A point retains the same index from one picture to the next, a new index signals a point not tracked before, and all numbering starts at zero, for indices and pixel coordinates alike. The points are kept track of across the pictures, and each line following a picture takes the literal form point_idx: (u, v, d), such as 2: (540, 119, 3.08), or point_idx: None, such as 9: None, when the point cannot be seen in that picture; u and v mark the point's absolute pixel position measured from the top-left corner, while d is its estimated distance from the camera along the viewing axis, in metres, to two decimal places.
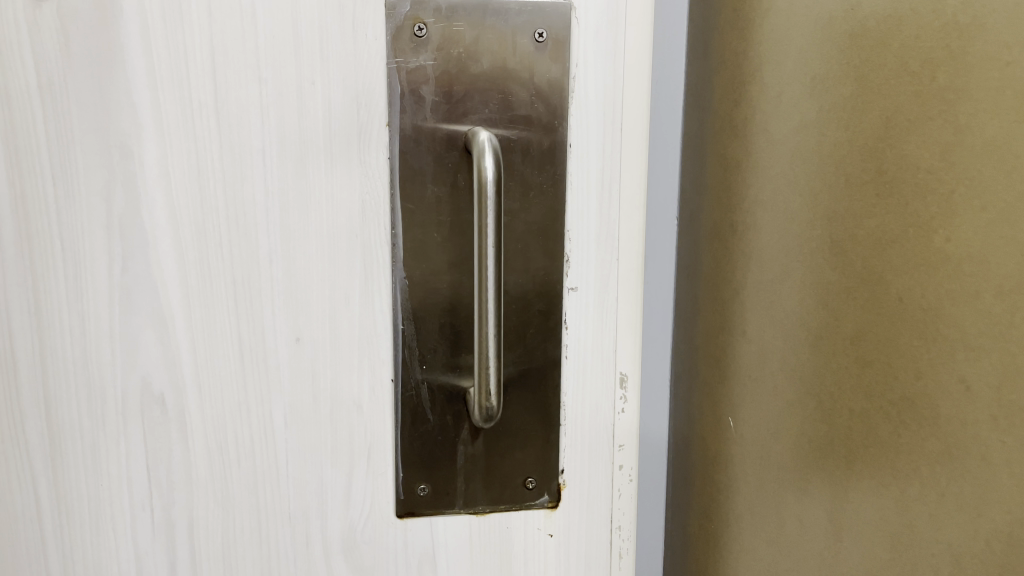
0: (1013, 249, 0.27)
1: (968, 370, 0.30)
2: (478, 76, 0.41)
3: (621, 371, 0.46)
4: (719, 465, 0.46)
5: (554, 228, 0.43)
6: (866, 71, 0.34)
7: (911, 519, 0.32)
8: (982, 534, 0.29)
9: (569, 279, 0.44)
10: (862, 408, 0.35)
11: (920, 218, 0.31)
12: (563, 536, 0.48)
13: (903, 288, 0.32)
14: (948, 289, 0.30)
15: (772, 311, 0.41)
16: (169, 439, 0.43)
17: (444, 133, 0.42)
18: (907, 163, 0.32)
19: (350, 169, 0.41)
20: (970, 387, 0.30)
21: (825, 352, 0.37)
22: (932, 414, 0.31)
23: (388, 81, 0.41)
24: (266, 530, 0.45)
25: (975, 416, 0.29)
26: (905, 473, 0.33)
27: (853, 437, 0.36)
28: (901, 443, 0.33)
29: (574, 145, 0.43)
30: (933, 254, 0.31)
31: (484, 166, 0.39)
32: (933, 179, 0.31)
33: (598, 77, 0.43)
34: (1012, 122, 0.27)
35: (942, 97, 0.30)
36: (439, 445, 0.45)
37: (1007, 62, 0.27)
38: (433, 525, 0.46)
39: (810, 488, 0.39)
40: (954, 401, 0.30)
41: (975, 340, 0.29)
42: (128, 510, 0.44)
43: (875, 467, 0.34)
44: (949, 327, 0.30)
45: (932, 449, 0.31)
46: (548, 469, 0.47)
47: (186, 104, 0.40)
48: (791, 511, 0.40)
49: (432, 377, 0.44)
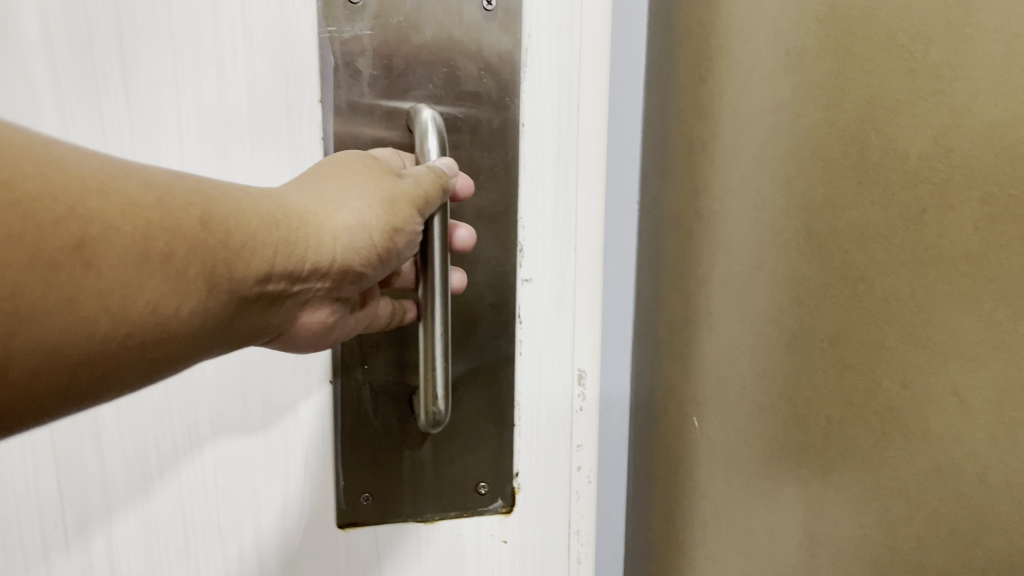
0: (1017, 248, 0.24)
1: (963, 380, 0.27)
2: (421, 48, 0.37)
3: (579, 368, 0.43)
4: (685, 466, 0.44)
5: (505, 215, 0.40)
6: (848, 44, 0.31)
7: (896, 537, 0.30)
8: (979, 562, 0.26)
9: (522, 270, 0.41)
10: (839, 414, 0.33)
11: (910, 209, 0.29)
12: (519, 543, 0.45)
13: (889, 287, 0.30)
14: (942, 289, 0.27)
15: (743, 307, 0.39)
16: (82, 449, 0.39)
17: (384, 109, 0.38)
18: (895, 149, 0.29)
19: (279, 151, 0.37)
20: (966, 399, 0.27)
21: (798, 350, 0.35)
22: (915, 421, 0.29)
23: (320, 51, 0.37)
24: (195, 546, 0.41)
25: (972, 432, 0.26)
26: (887, 488, 0.30)
27: (829, 444, 0.33)
28: (885, 456, 0.30)
29: (527, 124, 0.39)
30: (925, 251, 0.28)
31: (428, 149, 0.35)
32: (924, 166, 0.28)
33: (554, 50, 0.39)
34: (1019, 103, 0.24)
35: (935, 73, 0.27)
36: (384, 450, 0.42)
37: (1014, 34, 0.24)
38: (379, 536, 0.43)
39: (781, 494, 0.36)
40: (942, 410, 0.28)
41: (971, 347, 0.26)
42: (38, 529, 0.39)
43: (852, 477, 0.32)
44: (942, 332, 0.27)
45: (923, 466, 0.28)
46: (501, 472, 0.44)
47: (90, 76, 0.35)
48: (761, 520, 0.38)
49: (375, 378, 0.41)
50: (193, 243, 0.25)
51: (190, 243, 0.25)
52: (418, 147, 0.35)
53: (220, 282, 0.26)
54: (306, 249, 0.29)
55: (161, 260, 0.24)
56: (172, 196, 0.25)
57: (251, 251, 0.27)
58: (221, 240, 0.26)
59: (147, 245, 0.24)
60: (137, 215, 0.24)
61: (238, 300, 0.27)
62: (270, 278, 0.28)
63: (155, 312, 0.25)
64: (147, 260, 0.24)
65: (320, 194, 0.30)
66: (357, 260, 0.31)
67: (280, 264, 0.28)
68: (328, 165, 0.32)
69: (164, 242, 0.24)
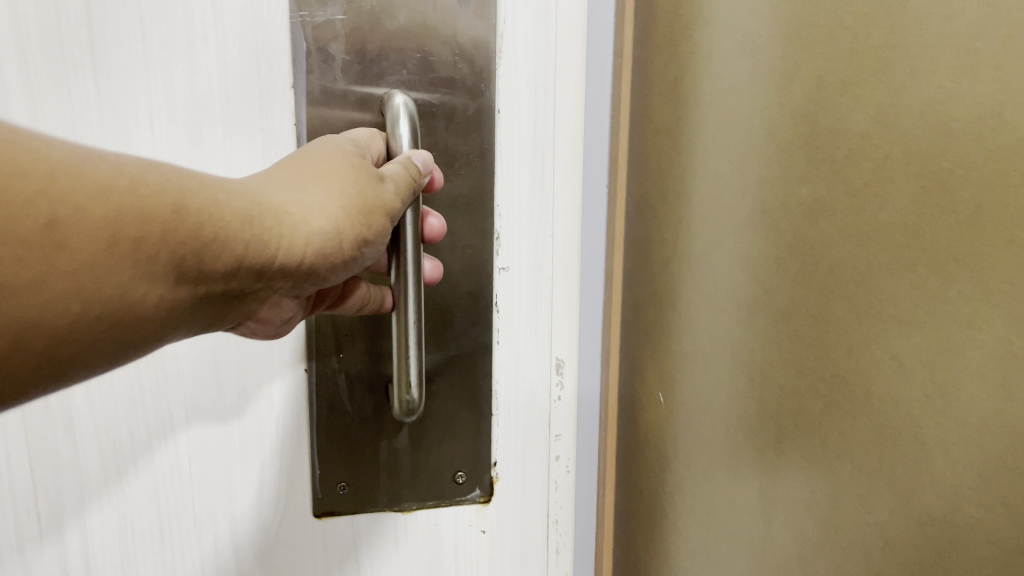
0: (949, 218, 0.24)
1: (900, 345, 0.26)
2: (394, 33, 0.37)
3: (557, 357, 0.43)
4: (648, 443, 0.43)
5: (481, 202, 0.40)
6: (798, 24, 0.30)
7: (840, 504, 0.29)
8: (912, 517, 0.26)
9: (499, 258, 0.41)
10: (795, 384, 0.32)
11: (850, 183, 0.28)
12: (497, 532, 0.45)
13: (834, 258, 0.29)
14: (878, 258, 0.27)
15: (705, 300, 0.38)
16: (54, 438, 0.39)
17: (357, 95, 0.37)
18: (840, 127, 0.28)
19: (251, 137, 0.37)
20: (902, 362, 0.26)
21: (754, 339, 0.34)
22: (860, 385, 0.28)
23: (292, 36, 0.36)
24: (170, 534, 0.41)
25: (907, 394, 0.26)
26: (835, 454, 0.29)
27: (782, 415, 0.33)
28: (833, 422, 0.29)
29: (503, 111, 0.39)
30: (863, 224, 0.27)
31: (397, 132, 0.34)
32: (864, 141, 0.27)
33: (529, 37, 0.39)
34: (950, 82, 0.23)
35: (875, 53, 0.26)
36: (360, 438, 0.42)
37: (943, 15, 0.23)
38: (355, 525, 0.43)
39: (742, 471, 0.36)
40: (882, 372, 0.27)
41: (906, 312, 0.26)
42: (11, 518, 0.39)
43: (805, 444, 0.31)
44: (882, 298, 0.27)
45: (864, 427, 0.28)
46: (479, 461, 0.43)
47: (59, 61, 0.35)
48: (724, 494, 0.37)
49: (350, 367, 0.41)
50: (166, 229, 0.24)
51: (161, 228, 0.23)
52: (390, 133, 0.34)
53: (186, 273, 0.25)
54: (278, 246, 0.26)
55: (129, 243, 0.23)
56: (154, 180, 0.23)
57: (222, 243, 0.25)
58: (206, 227, 0.24)
59: (116, 230, 0.23)
60: (105, 198, 0.22)
61: (211, 289, 0.26)
62: (236, 275, 0.26)
63: (119, 295, 0.24)
64: (113, 243, 0.23)
65: (303, 190, 0.27)
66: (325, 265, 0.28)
67: (250, 259, 0.26)
68: (318, 153, 0.29)
69: (130, 226, 0.23)
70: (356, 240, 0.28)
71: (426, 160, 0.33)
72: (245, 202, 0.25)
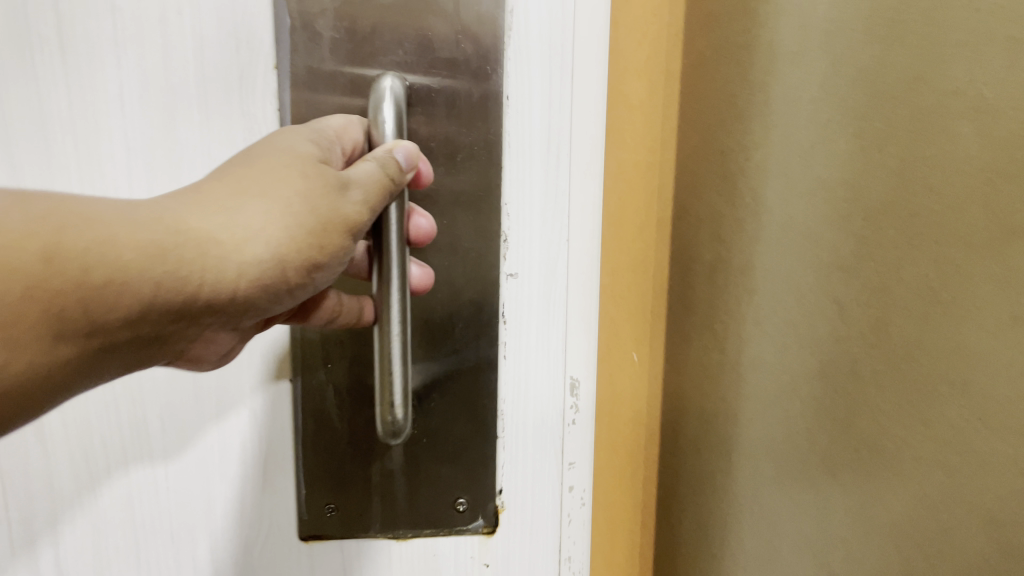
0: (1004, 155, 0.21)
1: (971, 300, 0.22)
2: (388, 8, 0.33)
3: (571, 376, 0.38)
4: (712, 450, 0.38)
5: (485, 200, 0.35)
6: None
7: (937, 510, 0.24)
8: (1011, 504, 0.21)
9: (506, 264, 0.36)
10: (869, 370, 0.27)
11: (903, 131, 0.25)
12: (502, 566, 0.40)
13: (892, 216, 0.25)
14: (940, 208, 0.23)
15: (776, 291, 0.33)
16: (24, 442, 0.36)
17: (348, 78, 0.33)
18: (886, 75, 0.26)
19: (230, 122, 0.33)
20: (967, 317, 0.22)
21: (826, 326, 0.29)
22: (942, 359, 0.23)
23: (275, 11, 0.33)
24: (146, 552, 0.38)
25: (975, 353, 0.22)
26: (924, 449, 0.24)
27: (861, 410, 0.27)
28: (918, 408, 0.24)
29: (511, 97, 0.34)
30: (917, 175, 0.24)
31: (380, 118, 0.30)
32: (912, 88, 0.24)
33: (542, 11, 0.34)
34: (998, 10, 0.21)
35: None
36: (350, 457, 0.38)
37: None
38: (344, 550, 0.39)
39: (820, 484, 0.30)
40: (955, 335, 0.23)
41: (973, 263, 0.22)
42: None
43: (888, 442, 0.26)
44: (943, 252, 0.23)
45: (951, 408, 0.23)
46: (481, 489, 0.39)
47: (23, 35, 0.32)
48: (799, 508, 0.31)
49: (338, 379, 0.37)
50: (36, 287, 0.21)
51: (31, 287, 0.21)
52: (371, 122, 0.30)
53: (74, 327, 0.22)
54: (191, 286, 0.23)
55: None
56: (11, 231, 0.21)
57: (119, 288, 0.22)
58: (87, 279, 0.21)
59: None
60: None
61: (117, 336, 0.23)
62: (145, 319, 0.23)
63: None
64: None
65: (228, 211, 0.24)
66: (259, 296, 0.25)
67: (158, 299, 0.23)
68: (256, 158, 0.25)
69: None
70: (294, 265, 0.25)
71: (407, 154, 0.29)
72: (149, 239, 0.22)
